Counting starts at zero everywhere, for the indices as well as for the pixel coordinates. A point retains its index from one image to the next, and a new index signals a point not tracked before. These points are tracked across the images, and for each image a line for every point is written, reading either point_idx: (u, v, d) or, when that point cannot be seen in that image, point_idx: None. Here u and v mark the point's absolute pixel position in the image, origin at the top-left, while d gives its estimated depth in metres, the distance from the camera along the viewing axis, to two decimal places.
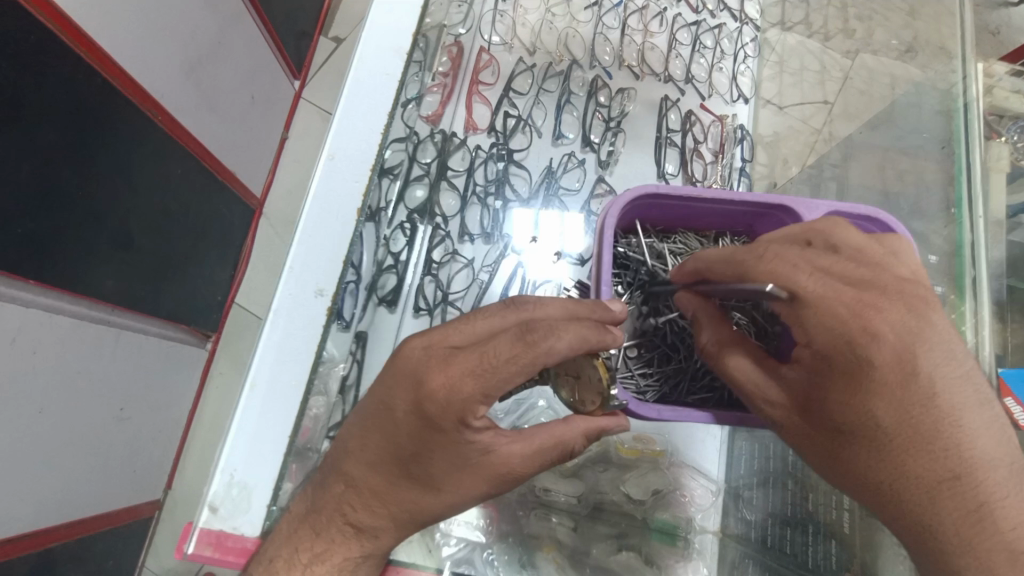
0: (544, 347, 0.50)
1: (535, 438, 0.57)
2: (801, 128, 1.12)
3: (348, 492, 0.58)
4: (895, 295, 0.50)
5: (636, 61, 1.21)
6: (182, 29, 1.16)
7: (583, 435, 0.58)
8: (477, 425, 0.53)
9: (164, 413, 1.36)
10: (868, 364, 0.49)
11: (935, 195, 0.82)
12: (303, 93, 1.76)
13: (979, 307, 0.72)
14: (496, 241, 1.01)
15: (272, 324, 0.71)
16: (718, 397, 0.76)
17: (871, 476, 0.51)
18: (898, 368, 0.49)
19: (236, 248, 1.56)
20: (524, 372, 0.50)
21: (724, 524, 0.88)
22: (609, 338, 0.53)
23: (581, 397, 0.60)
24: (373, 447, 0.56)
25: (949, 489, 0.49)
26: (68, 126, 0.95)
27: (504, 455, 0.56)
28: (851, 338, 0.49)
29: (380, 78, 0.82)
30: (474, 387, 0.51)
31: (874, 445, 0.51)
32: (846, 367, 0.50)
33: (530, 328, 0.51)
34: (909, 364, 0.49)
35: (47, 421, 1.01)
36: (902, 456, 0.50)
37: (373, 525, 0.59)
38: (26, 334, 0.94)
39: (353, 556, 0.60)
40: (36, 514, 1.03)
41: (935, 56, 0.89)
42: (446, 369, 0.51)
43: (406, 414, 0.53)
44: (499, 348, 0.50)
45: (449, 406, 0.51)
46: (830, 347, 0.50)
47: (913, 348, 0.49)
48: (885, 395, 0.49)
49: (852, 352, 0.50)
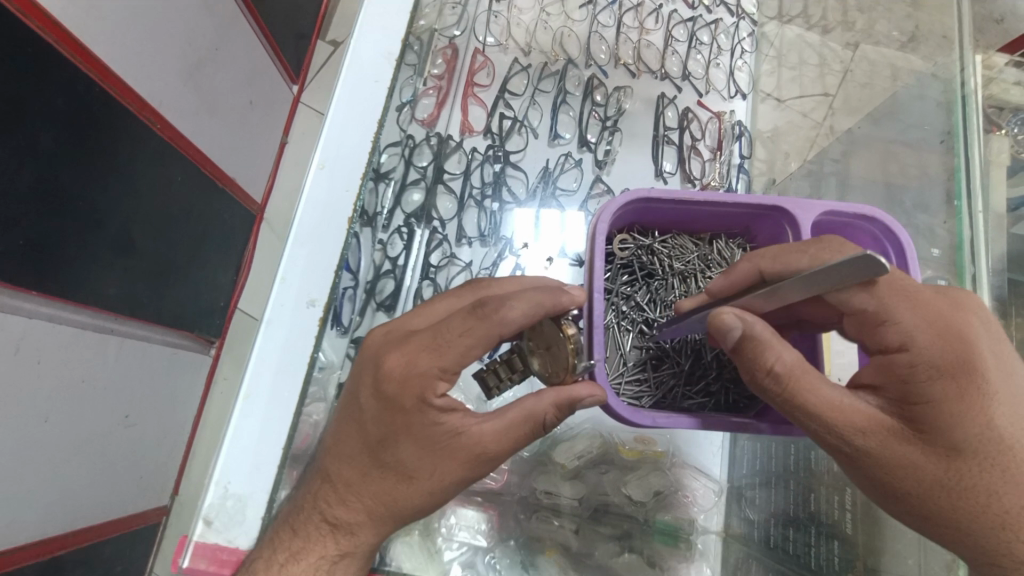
0: (497, 318, 0.50)
1: (505, 415, 0.56)
2: (801, 122, 1.10)
3: (325, 489, 0.57)
4: (972, 302, 0.57)
5: (632, 60, 1.20)
6: (179, 36, 1.16)
7: (554, 405, 0.56)
8: (439, 404, 0.53)
9: (169, 418, 1.37)
10: (980, 370, 0.53)
11: (936, 188, 0.81)
12: (302, 97, 1.76)
13: (980, 300, 0.72)
14: (493, 244, 1.01)
15: (266, 334, 0.71)
16: (714, 402, 0.77)
17: (967, 492, 0.53)
18: (994, 379, 0.54)
19: (239, 252, 1.56)
20: (481, 346, 0.52)
21: (728, 524, 0.86)
22: (565, 300, 0.54)
23: (553, 370, 0.59)
24: (348, 441, 0.56)
25: (1022, 503, 0.52)
26: (66, 135, 0.96)
27: (475, 435, 0.55)
28: (961, 344, 0.54)
29: (371, 84, 0.82)
30: (430, 362, 0.52)
31: (978, 456, 0.53)
32: (948, 378, 0.53)
33: (483, 302, 0.52)
34: (1004, 373, 0.54)
35: (53, 429, 1.01)
36: (996, 470, 0.53)
37: (350, 520, 0.57)
38: (29, 342, 0.94)
39: (329, 554, 0.58)
40: (45, 520, 1.04)
41: (936, 46, 0.89)
42: (403, 347, 0.53)
43: (369, 401, 0.54)
44: (452, 324, 0.52)
45: (408, 382, 0.52)
46: (944, 351, 0.53)
47: (1003, 362, 0.55)
48: (979, 403, 0.53)
49: (965, 358, 0.53)
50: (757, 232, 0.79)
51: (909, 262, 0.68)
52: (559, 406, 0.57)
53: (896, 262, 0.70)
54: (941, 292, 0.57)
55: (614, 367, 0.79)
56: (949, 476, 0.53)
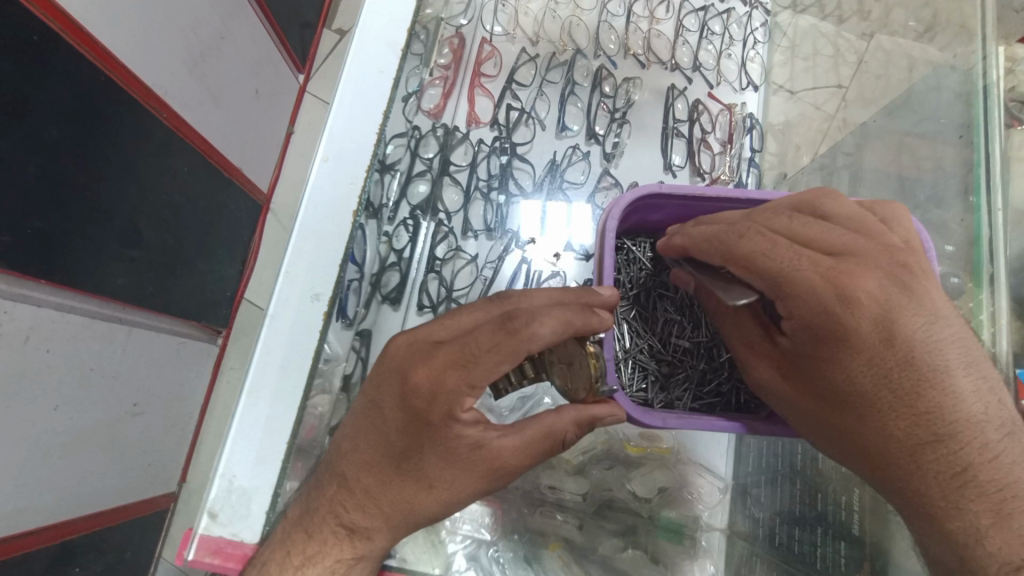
0: (527, 333, 0.50)
1: (527, 431, 0.56)
2: (813, 115, 1.09)
3: (342, 494, 0.58)
4: (875, 265, 0.53)
5: (642, 50, 1.18)
6: (184, 24, 1.15)
7: (575, 422, 0.57)
8: (466, 419, 0.53)
9: (176, 407, 1.38)
10: (851, 335, 0.52)
11: (952, 182, 0.79)
12: (308, 86, 1.75)
13: (999, 304, 0.70)
14: (499, 236, 1.00)
15: (271, 327, 0.71)
16: (725, 403, 0.75)
17: (862, 445, 0.54)
18: (873, 343, 0.52)
19: (245, 243, 1.56)
20: (510, 361, 0.50)
21: (732, 522, 0.86)
22: (594, 322, 0.53)
23: (574, 387, 0.61)
24: (366, 448, 0.56)
25: (915, 451, 0.52)
26: (72, 123, 0.95)
27: (496, 449, 0.55)
28: (828, 309, 0.52)
29: (376, 74, 0.80)
30: (458, 378, 0.51)
31: (863, 412, 0.53)
32: (824, 343, 0.53)
33: (513, 316, 0.51)
34: (884, 333, 0.52)
35: (62, 418, 1.02)
36: (894, 422, 0.53)
37: (367, 525, 0.58)
38: (38, 331, 0.95)
39: (346, 558, 0.59)
40: (57, 507, 1.05)
41: (955, 36, 0.85)
42: (429, 361, 0.52)
43: (394, 409, 0.54)
44: (481, 338, 0.50)
45: (436, 398, 0.51)
46: (815, 317, 0.52)
47: (886, 322, 0.51)
48: (859, 363, 0.52)
49: (830, 324, 0.52)
50: None
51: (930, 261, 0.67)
52: (579, 423, 0.58)
53: None
54: (831, 264, 0.53)
55: (630, 376, 0.78)
56: (842, 429, 0.55)
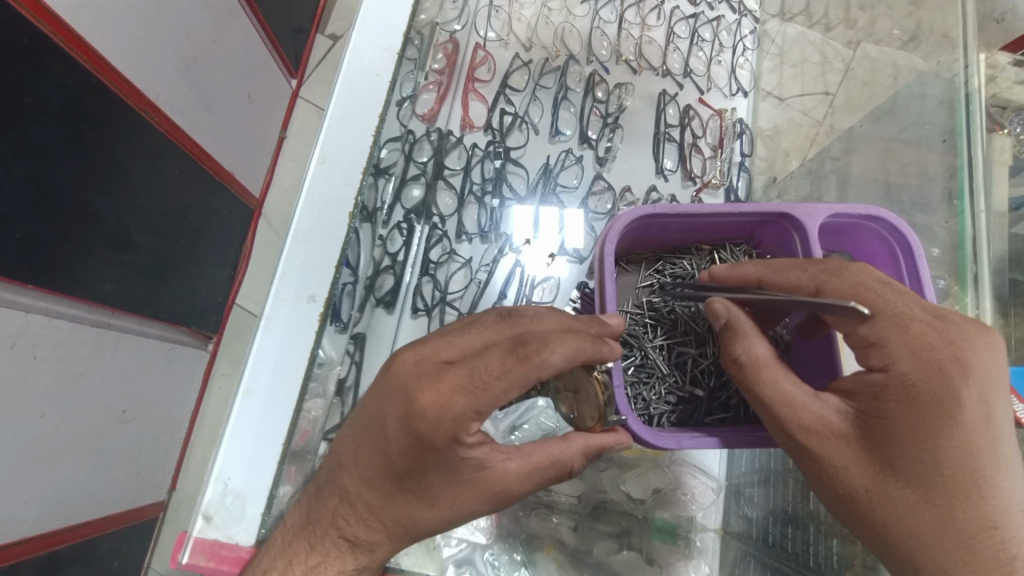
0: (538, 360, 0.50)
1: (533, 457, 0.57)
2: (802, 121, 1.11)
3: (345, 507, 0.57)
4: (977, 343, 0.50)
5: (633, 56, 1.20)
6: (176, 28, 1.15)
7: (581, 452, 0.58)
8: (471, 441, 0.52)
9: (166, 415, 1.36)
10: (949, 399, 0.48)
11: (936, 187, 0.81)
12: (300, 91, 1.75)
13: (982, 304, 0.72)
14: (493, 240, 1.01)
15: (266, 330, 0.71)
16: (734, 418, 0.77)
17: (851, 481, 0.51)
18: (963, 408, 0.48)
19: (236, 249, 1.55)
20: (518, 387, 0.50)
21: (725, 522, 0.87)
22: (603, 350, 0.55)
23: (581, 413, 0.63)
24: (367, 463, 0.55)
25: (901, 507, 0.50)
26: (63, 127, 0.95)
27: (500, 471, 0.56)
28: (940, 367, 0.49)
29: (372, 79, 0.81)
30: (465, 404, 0.50)
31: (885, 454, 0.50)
32: (900, 392, 0.50)
33: (524, 341, 0.51)
34: (983, 410, 0.49)
35: (49, 424, 1.01)
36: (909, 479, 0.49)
37: (369, 539, 0.58)
38: (26, 336, 0.93)
39: (347, 570, 0.59)
40: (43, 516, 1.04)
41: (937, 45, 0.88)
42: (437, 385, 0.50)
43: (396, 430, 0.52)
44: (490, 362, 0.50)
45: (442, 424, 0.50)
46: (918, 371, 0.49)
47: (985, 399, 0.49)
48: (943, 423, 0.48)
49: (936, 383, 0.49)
50: (763, 237, 0.79)
51: (917, 259, 0.68)
52: (587, 452, 0.59)
53: (904, 261, 0.69)
54: (943, 330, 0.51)
55: (640, 400, 0.78)
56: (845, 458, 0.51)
